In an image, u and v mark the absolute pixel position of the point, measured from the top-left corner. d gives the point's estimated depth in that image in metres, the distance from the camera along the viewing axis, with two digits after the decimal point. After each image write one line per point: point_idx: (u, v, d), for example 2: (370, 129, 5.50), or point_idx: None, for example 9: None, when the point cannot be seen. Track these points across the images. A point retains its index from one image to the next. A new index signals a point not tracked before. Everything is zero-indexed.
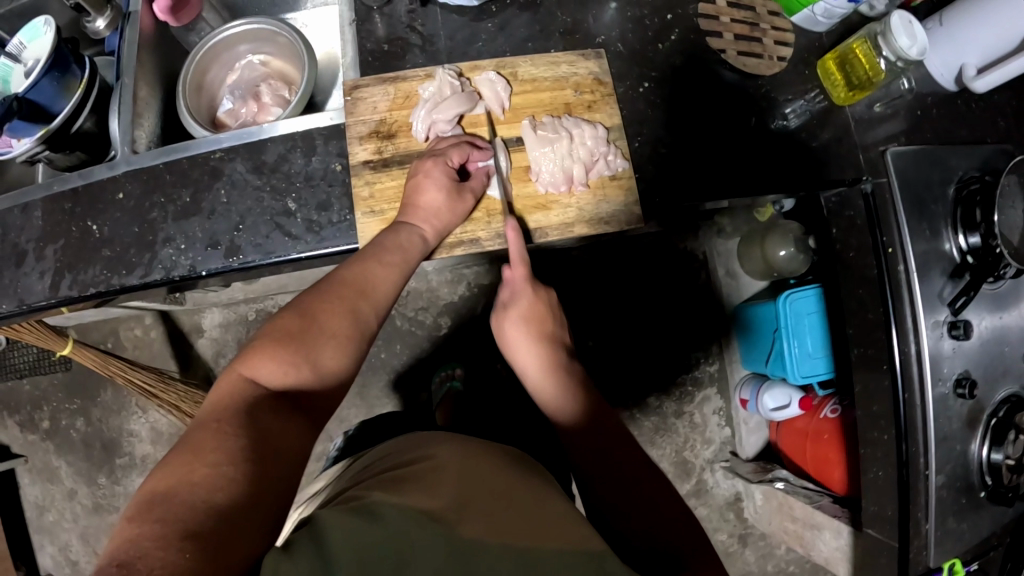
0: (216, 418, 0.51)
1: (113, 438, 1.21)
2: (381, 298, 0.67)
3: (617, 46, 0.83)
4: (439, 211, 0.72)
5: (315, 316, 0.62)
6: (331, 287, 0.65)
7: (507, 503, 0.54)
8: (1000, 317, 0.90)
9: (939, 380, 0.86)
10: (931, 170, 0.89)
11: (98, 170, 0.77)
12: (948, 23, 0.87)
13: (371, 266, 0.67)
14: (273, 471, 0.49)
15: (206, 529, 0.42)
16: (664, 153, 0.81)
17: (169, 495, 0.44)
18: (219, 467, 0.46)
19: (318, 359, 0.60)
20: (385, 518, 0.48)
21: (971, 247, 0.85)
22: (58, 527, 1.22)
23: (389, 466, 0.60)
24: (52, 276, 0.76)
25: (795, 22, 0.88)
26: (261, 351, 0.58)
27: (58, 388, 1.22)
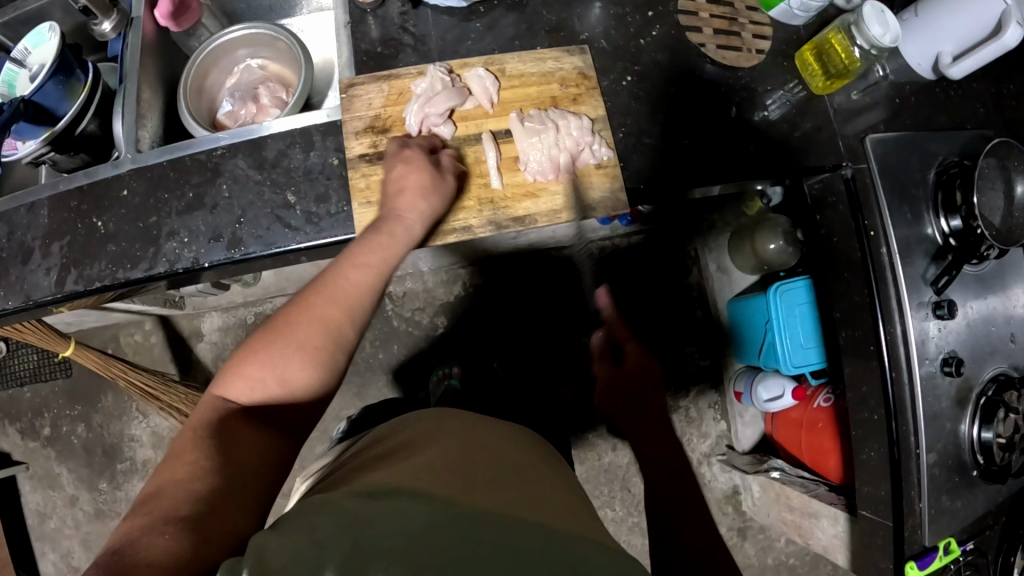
0: (196, 428, 0.56)
1: (115, 443, 1.22)
2: (361, 303, 0.66)
3: (601, 42, 0.86)
4: (421, 197, 0.72)
5: (283, 330, 0.62)
6: (308, 294, 0.65)
7: (488, 479, 0.57)
8: (984, 299, 0.92)
9: (926, 359, 0.88)
10: (913, 158, 0.92)
11: (104, 169, 0.81)
12: (924, 14, 0.90)
13: (343, 269, 0.67)
14: (247, 466, 0.53)
15: (186, 514, 0.45)
16: (649, 142, 0.83)
17: (155, 494, 0.48)
18: (196, 466, 0.50)
19: (286, 375, 0.61)
20: (383, 497, 0.48)
21: (953, 230, 0.89)
22: (59, 534, 1.22)
23: (386, 446, 0.61)
24: (58, 271, 0.80)
25: (773, 17, 0.91)
26: (233, 370, 0.61)
27: (59, 395, 1.23)
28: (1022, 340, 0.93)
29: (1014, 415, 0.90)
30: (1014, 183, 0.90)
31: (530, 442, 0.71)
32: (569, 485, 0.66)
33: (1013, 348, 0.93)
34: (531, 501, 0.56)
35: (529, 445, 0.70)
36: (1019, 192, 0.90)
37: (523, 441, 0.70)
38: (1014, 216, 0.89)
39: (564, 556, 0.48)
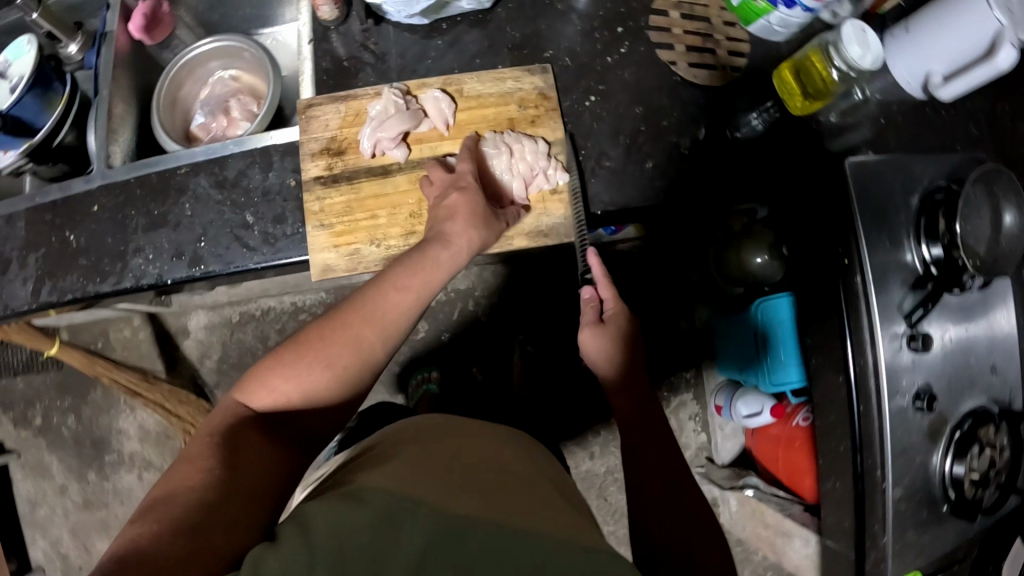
0: (213, 433, 0.57)
1: (103, 435, 1.17)
2: (396, 327, 0.66)
3: (565, 60, 0.84)
4: (475, 227, 0.72)
5: (312, 344, 0.62)
6: (342, 312, 0.65)
7: (491, 483, 0.56)
8: (964, 328, 0.88)
9: (897, 392, 0.85)
10: (896, 180, 0.87)
11: (76, 184, 0.84)
12: (914, 29, 0.84)
13: (382, 291, 0.66)
14: (250, 475, 0.53)
15: (190, 522, 0.46)
16: (608, 165, 0.81)
17: (166, 498, 0.49)
18: (207, 474, 0.51)
19: (309, 388, 0.61)
20: (371, 499, 0.49)
21: (934, 258, 0.85)
22: (49, 522, 1.17)
23: (380, 452, 0.61)
24: (34, 283, 0.83)
25: (752, 32, 0.88)
26: (260, 377, 0.62)
27: (52, 387, 1.18)
28: (1004, 373, 0.90)
29: (988, 450, 0.87)
30: (1003, 212, 0.85)
31: (544, 457, 0.69)
32: (573, 491, 0.64)
33: (993, 381, 0.89)
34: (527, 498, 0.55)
35: (537, 451, 0.69)
36: (1007, 222, 0.85)
37: (531, 447, 0.69)
38: (1001, 244, 0.85)
39: (558, 551, 0.46)
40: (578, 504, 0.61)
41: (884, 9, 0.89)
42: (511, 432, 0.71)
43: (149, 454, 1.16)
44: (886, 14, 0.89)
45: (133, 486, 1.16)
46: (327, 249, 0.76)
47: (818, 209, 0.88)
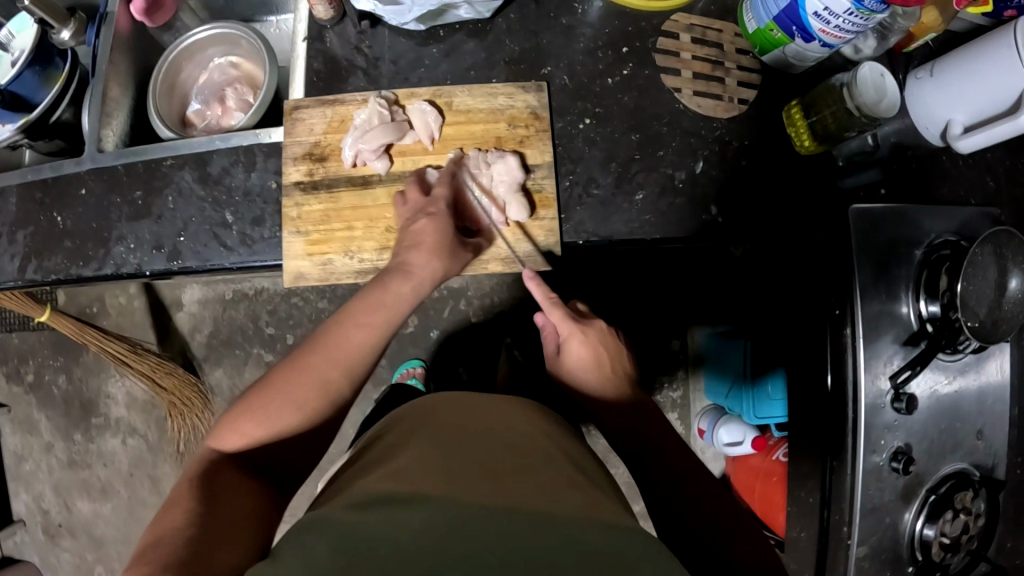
0: (191, 480, 0.53)
1: (91, 397, 1.23)
2: (361, 358, 0.62)
3: (564, 79, 0.82)
4: (434, 257, 0.71)
5: (278, 383, 0.58)
6: (305, 349, 0.62)
7: (498, 467, 0.55)
8: (953, 388, 0.76)
9: (873, 449, 0.74)
10: (896, 231, 0.75)
11: (68, 165, 0.84)
12: (939, 74, 0.77)
13: (343, 326, 0.63)
14: (233, 517, 0.50)
15: (180, 560, 0.44)
16: (595, 193, 0.80)
17: (152, 548, 0.46)
18: (189, 521, 0.48)
19: (281, 426, 0.57)
20: (372, 506, 0.47)
21: (931, 316, 0.73)
22: (33, 477, 1.26)
23: (381, 451, 0.60)
24: (20, 260, 0.84)
25: (765, 61, 0.84)
26: (229, 420, 0.57)
27: (45, 345, 1.24)
28: (990, 440, 0.77)
29: (964, 518, 0.76)
30: (1009, 275, 0.73)
31: (559, 429, 0.68)
32: (588, 464, 0.63)
33: (978, 446, 0.77)
34: (538, 481, 0.54)
35: (551, 424, 0.68)
36: (1012, 287, 0.73)
37: (543, 423, 0.67)
38: (1002, 309, 0.72)
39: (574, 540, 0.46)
40: (594, 478, 0.60)
41: (911, 48, 0.82)
42: (522, 408, 0.69)
43: (134, 421, 1.23)
44: (913, 52, 0.83)
45: (117, 450, 1.23)
46: (301, 257, 0.76)
47: (810, 257, 0.78)
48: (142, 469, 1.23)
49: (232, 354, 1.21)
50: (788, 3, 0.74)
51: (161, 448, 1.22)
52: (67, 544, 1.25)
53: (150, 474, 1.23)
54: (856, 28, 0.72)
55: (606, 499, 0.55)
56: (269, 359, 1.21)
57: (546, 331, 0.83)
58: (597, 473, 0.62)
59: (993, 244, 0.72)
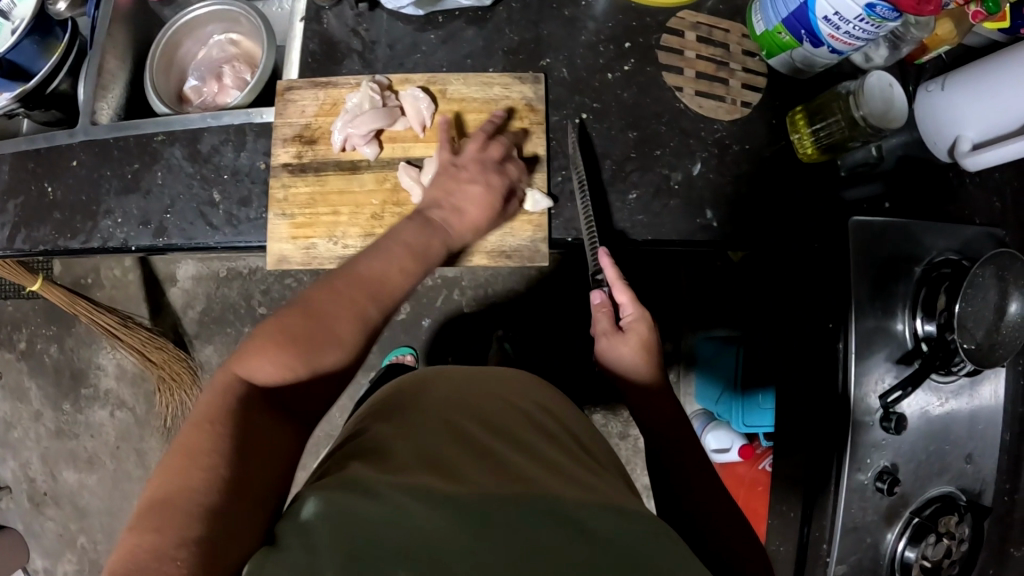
0: (210, 415, 0.46)
1: (82, 367, 1.24)
2: (393, 300, 0.61)
3: (562, 72, 0.81)
4: (468, 213, 0.72)
5: (319, 314, 0.54)
6: (342, 279, 0.58)
7: (510, 454, 0.50)
8: (944, 410, 0.72)
9: (858, 467, 0.71)
10: (897, 245, 0.72)
11: (60, 136, 0.83)
12: (950, 90, 0.74)
13: (382, 263, 0.62)
14: (262, 469, 0.45)
15: (201, 535, 0.38)
16: (587, 190, 0.78)
17: (168, 504, 0.40)
18: (215, 471, 0.42)
19: (320, 362, 0.53)
20: (381, 495, 0.43)
21: (926, 335, 0.70)
22: (21, 444, 1.27)
23: (391, 416, 0.54)
24: (9, 229, 0.84)
25: (772, 65, 0.82)
26: (260, 344, 0.52)
27: (38, 314, 1.25)
28: (980, 465, 0.74)
29: (947, 541, 0.72)
30: (1008, 298, 0.70)
31: (562, 402, 0.62)
32: (596, 441, 0.59)
33: (967, 469, 0.74)
34: (546, 466, 0.49)
35: (555, 396, 0.62)
36: (1011, 311, 0.70)
37: (545, 393, 0.62)
38: (999, 332, 0.69)
39: (590, 531, 0.42)
40: (603, 458, 0.56)
41: (923, 59, 0.80)
42: (527, 377, 0.64)
43: (123, 393, 1.23)
44: (925, 64, 0.81)
45: (104, 421, 1.24)
46: (284, 239, 0.76)
47: (806, 268, 0.76)
48: (129, 442, 1.23)
49: (224, 332, 1.21)
50: (798, 6, 0.71)
51: (148, 421, 1.23)
52: (52, 512, 1.27)
53: (136, 446, 1.24)
54: (867, 35, 0.69)
55: (616, 482, 0.51)
56: None
57: (601, 308, 0.72)
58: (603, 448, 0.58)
59: (993, 265, 0.68)
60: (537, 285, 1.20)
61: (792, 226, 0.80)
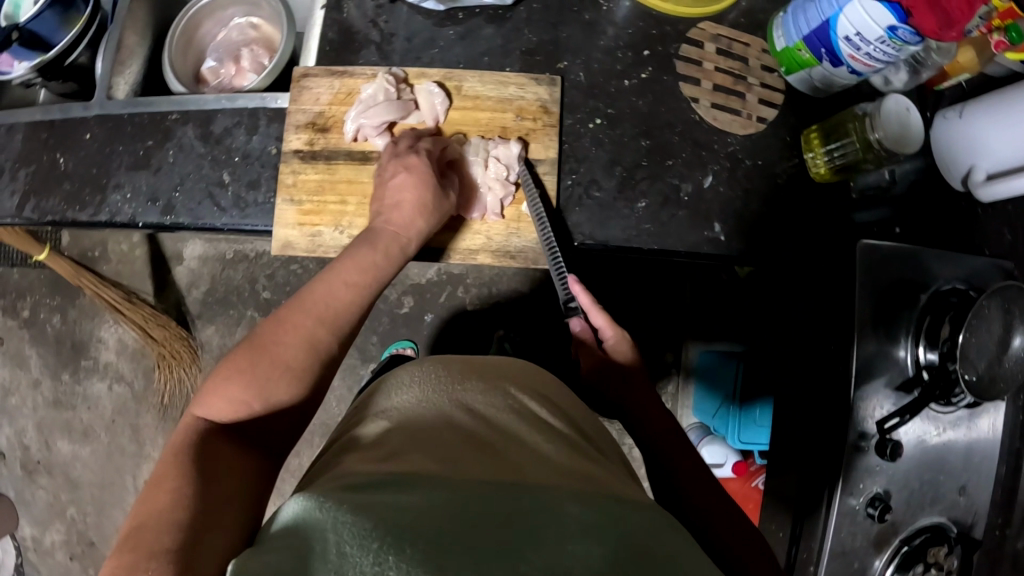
0: (174, 452, 0.47)
1: (84, 339, 1.25)
2: (347, 325, 0.60)
3: (578, 75, 0.81)
4: (422, 217, 0.70)
5: (267, 346, 0.54)
6: (291, 308, 0.58)
7: (505, 445, 0.49)
8: (941, 441, 0.72)
9: (849, 491, 0.70)
10: (905, 271, 0.71)
11: (75, 108, 0.84)
12: (968, 118, 0.73)
13: (333, 284, 0.61)
14: (227, 493, 0.45)
15: (172, 547, 0.38)
16: (596, 196, 0.78)
17: (141, 527, 0.40)
18: (179, 493, 0.42)
19: (273, 395, 0.53)
20: (371, 487, 0.41)
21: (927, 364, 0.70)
22: (18, 411, 1.27)
23: (379, 410, 0.53)
24: (19, 197, 0.84)
25: (790, 82, 0.82)
26: (214, 385, 0.52)
27: (44, 283, 1.26)
28: (974, 498, 0.73)
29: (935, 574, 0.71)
30: (1012, 332, 0.68)
31: (565, 396, 0.61)
32: (595, 437, 0.57)
33: (961, 502, 0.73)
34: (545, 458, 0.48)
35: (556, 393, 0.60)
36: (1014, 345, 0.68)
37: (543, 388, 0.60)
38: (1001, 365, 0.68)
39: (592, 517, 0.41)
40: (603, 454, 0.55)
41: (943, 86, 0.80)
42: (528, 369, 0.62)
43: (123, 368, 1.24)
44: (945, 91, 0.80)
45: (102, 394, 1.25)
46: (290, 225, 0.76)
47: (811, 291, 0.75)
48: (125, 417, 1.24)
49: (226, 313, 1.21)
50: (820, 24, 0.71)
51: (145, 398, 1.23)
52: (44, 482, 1.27)
53: (132, 422, 1.24)
54: (887, 58, 0.69)
55: (617, 476, 0.50)
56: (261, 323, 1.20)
57: (582, 335, 0.70)
58: (602, 443, 0.57)
59: (1000, 297, 0.67)
60: (541, 287, 1.20)
61: (800, 246, 0.79)
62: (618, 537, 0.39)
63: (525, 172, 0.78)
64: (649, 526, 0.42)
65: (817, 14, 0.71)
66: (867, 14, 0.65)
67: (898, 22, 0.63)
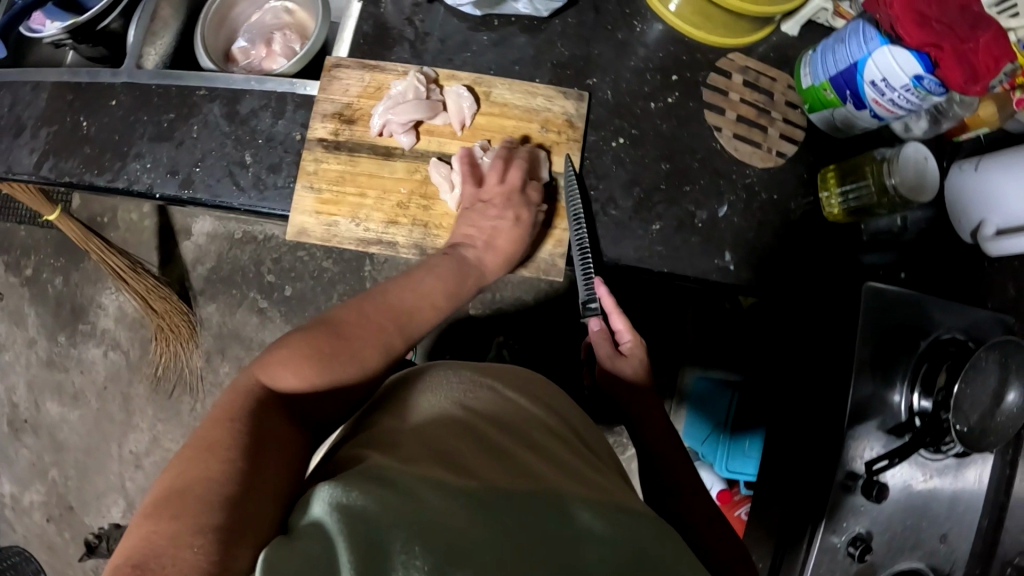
0: (233, 416, 0.47)
1: (84, 303, 1.25)
2: (419, 331, 0.63)
3: (606, 93, 0.82)
4: (508, 262, 0.75)
5: (349, 339, 0.56)
6: (368, 308, 0.60)
7: (518, 451, 0.49)
8: (926, 488, 0.72)
9: (832, 529, 0.70)
10: (907, 317, 0.72)
11: (104, 74, 0.84)
12: (984, 170, 0.74)
13: (410, 293, 0.64)
14: (273, 467, 0.45)
15: (222, 522, 0.38)
16: (611, 214, 0.79)
17: (182, 495, 0.40)
18: (232, 467, 0.43)
19: (341, 382, 0.54)
20: (395, 479, 0.41)
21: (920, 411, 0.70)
22: (10, 368, 1.27)
23: (393, 411, 0.53)
24: (38, 155, 0.85)
25: (812, 120, 0.82)
26: (287, 354, 0.53)
27: (50, 243, 1.26)
28: (954, 546, 0.74)
29: None
30: (1007, 387, 0.69)
31: (558, 398, 0.62)
32: (593, 447, 0.58)
33: (941, 550, 0.73)
34: (556, 466, 0.49)
35: (562, 404, 0.61)
36: (1008, 400, 0.68)
37: (549, 397, 0.61)
38: (993, 419, 0.68)
39: (604, 525, 0.42)
40: (604, 463, 0.56)
41: (961, 137, 0.81)
42: (532, 378, 0.63)
43: (120, 335, 1.24)
44: (963, 143, 0.81)
45: (96, 360, 1.25)
46: (308, 213, 0.76)
47: (816, 323, 0.76)
48: (117, 384, 1.24)
49: (229, 292, 1.21)
50: (847, 66, 0.72)
51: (139, 367, 1.24)
52: (29, 441, 1.27)
53: (123, 390, 1.24)
54: (910, 106, 0.70)
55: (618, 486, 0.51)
56: (263, 305, 1.21)
57: (600, 337, 0.72)
58: (599, 448, 0.58)
59: (999, 352, 0.68)
60: (545, 297, 1.21)
61: (806, 282, 0.80)
62: (629, 547, 0.41)
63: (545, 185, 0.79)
64: (656, 537, 0.43)
65: (845, 56, 0.72)
66: (895, 61, 0.66)
67: (923, 72, 0.64)
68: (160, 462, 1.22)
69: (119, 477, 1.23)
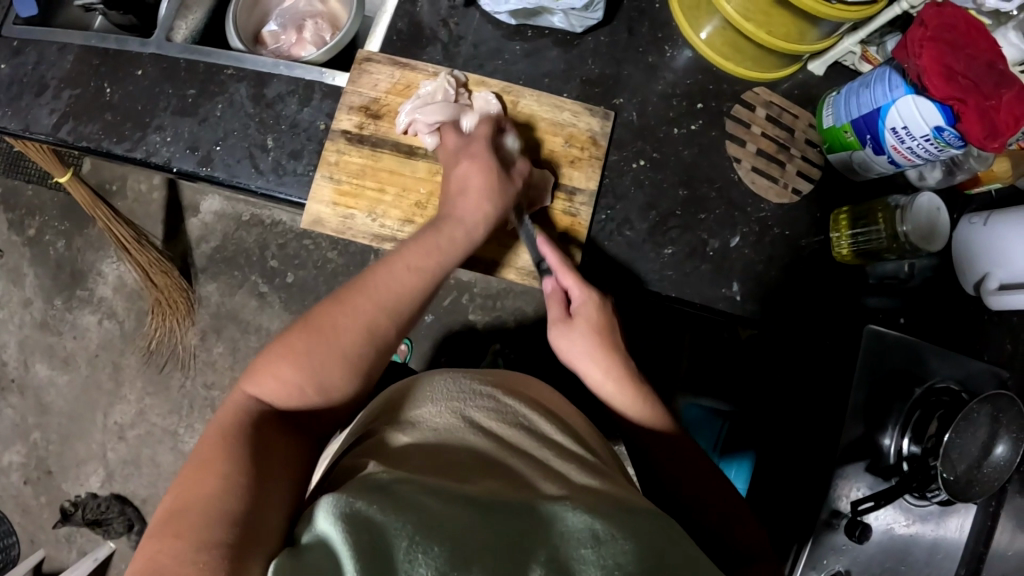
0: (225, 433, 0.47)
1: (84, 269, 1.25)
2: (408, 311, 0.60)
3: (631, 114, 0.83)
4: (482, 194, 0.70)
5: (325, 329, 0.54)
6: (348, 293, 0.58)
7: (522, 460, 0.49)
8: (908, 533, 0.73)
9: (814, 566, 0.69)
10: (904, 363, 0.72)
11: (133, 43, 0.84)
12: (993, 226, 0.75)
13: (394, 269, 0.61)
14: (277, 481, 0.46)
15: (230, 539, 0.39)
16: (625, 234, 0.80)
17: (185, 513, 0.41)
18: (230, 479, 0.43)
19: (327, 384, 0.53)
20: (397, 489, 0.41)
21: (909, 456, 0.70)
22: (4, 325, 1.26)
23: (399, 420, 0.53)
24: (58, 117, 0.84)
25: (830, 159, 0.83)
26: (268, 364, 0.53)
27: (56, 206, 1.26)
28: None
29: None
30: (996, 440, 0.70)
31: (560, 404, 0.63)
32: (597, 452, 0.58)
33: None
34: (559, 472, 0.49)
35: (571, 415, 0.62)
36: (996, 453, 0.70)
37: (557, 408, 0.61)
38: (979, 470, 0.69)
39: (614, 521, 0.42)
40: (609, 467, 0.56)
41: (973, 191, 0.82)
42: (542, 390, 0.64)
43: (118, 305, 1.24)
44: (973, 197, 0.83)
45: (90, 327, 1.24)
46: (325, 202, 0.77)
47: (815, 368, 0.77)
48: (109, 353, 1.24)
49: (231, 273, 1.21)
50: (870, 111, 0.72)
51: (134, 339, 1.23)
52: (13, 401, 1.25)
53: (115, 360, 1.24)
54: (928, 155, 0.71)
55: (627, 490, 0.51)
56: (263, 289, 1.20)
57: (551, 297, 0.70)
58: (601, 454, 0.58)
59: (990, 405, 0.69)
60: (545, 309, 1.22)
61: (810, 319, 0.81)
62: (638, 545, 0.40)
63: (564, 199, 0.79)
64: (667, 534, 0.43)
65: (869, 100, 0.72)
66: (918, 111, 0.67)
67: (944, 124, 0.65)
68: (143, 436, 1.22)
69: (101, 447, 1.23)
